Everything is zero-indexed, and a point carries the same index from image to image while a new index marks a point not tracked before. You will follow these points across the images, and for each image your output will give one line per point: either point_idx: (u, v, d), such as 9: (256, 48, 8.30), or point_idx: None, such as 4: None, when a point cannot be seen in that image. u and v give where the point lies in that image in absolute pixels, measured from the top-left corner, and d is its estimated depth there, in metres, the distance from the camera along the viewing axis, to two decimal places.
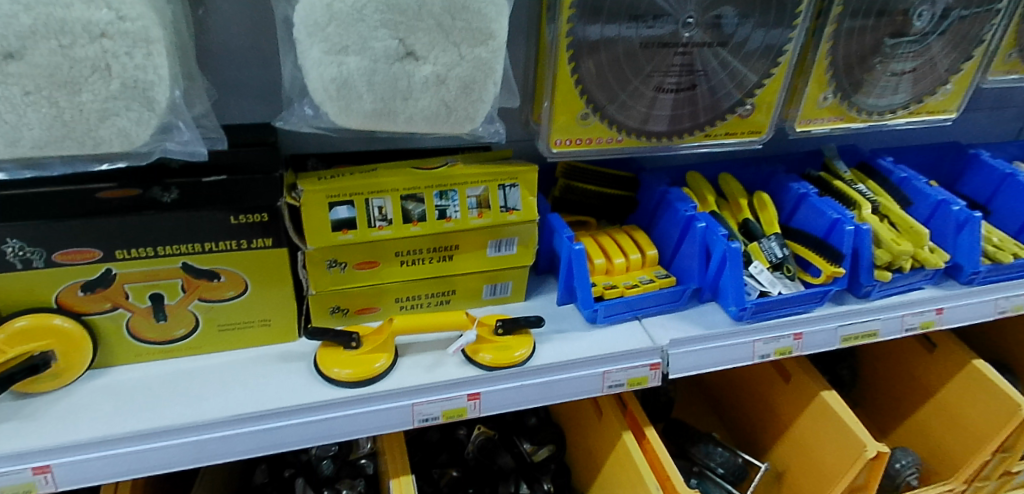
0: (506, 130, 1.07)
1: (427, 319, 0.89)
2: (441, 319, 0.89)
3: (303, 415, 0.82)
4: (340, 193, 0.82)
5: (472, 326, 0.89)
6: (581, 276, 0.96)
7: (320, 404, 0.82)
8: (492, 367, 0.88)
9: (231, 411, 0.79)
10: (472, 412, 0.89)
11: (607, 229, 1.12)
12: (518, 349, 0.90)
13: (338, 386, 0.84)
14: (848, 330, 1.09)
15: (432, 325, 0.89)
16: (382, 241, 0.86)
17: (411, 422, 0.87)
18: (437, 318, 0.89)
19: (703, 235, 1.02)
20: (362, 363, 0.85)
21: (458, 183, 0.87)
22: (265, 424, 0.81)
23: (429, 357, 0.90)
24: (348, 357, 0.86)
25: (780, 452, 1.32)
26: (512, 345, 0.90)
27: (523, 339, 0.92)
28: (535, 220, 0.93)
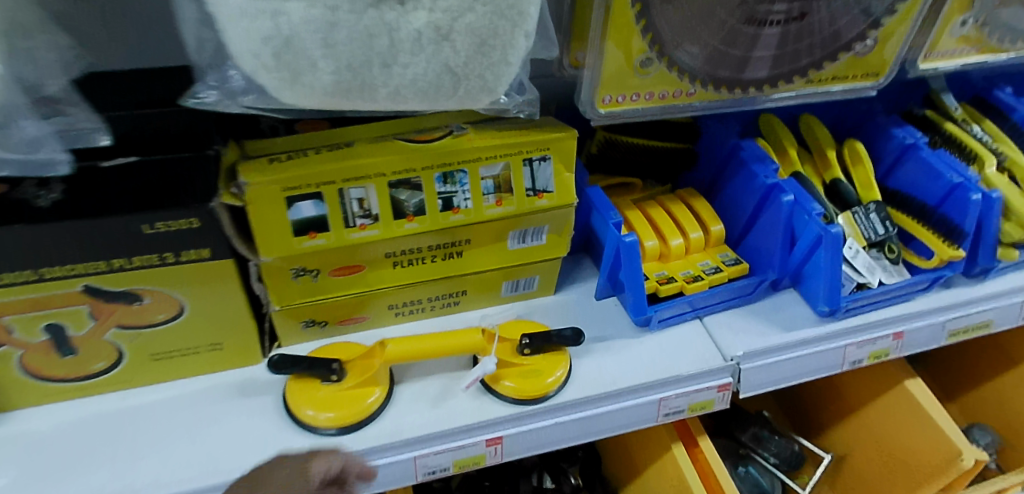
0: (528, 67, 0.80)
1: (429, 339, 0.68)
2: (448, 341, 0.68)
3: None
4: (300, 183, 0.57)
5: (491, 350, 0.69)
6: (633, 273, 0.73)
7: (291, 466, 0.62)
8: (517, 399, 0.68)
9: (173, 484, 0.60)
10: (494, 458, 0.70)
11: (658, 195, 0.88)
12: (553, 372, 0.70)
13: (319, 434, 0.64)
14: (956, 324, 0.88)
15: (435, 348, 0.68)
16: (366, 243, 0.62)
17: (414, 478, 0.68)
18: (442, 341, 0.68)
19: (789, 211, 0.78)
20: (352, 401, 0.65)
21: (468, 161, 0.61)
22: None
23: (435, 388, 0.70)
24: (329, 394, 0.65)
25: (845, 440, 1.15)
26: (543, 368, 0.70)
27: (557, 358, 0.71)
28: (572, 203, 0.68)
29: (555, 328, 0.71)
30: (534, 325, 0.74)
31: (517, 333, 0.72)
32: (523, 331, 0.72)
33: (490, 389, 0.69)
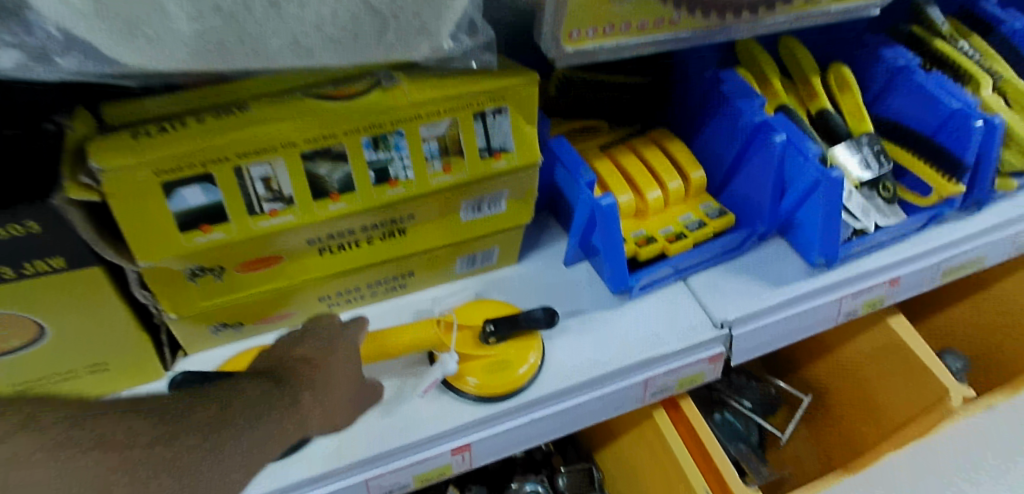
0: None
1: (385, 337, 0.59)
2: (408, 337, 0.59)
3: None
4: (178, 164, 0.41)
5: (452, 344, 0.59)
6: (611, 238, 0.62)
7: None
8: (484, 397, 0.59)
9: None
10: (463, 464, 0.62)
11: (628, 140, 0.76)
12: (526, 360, 0.60)
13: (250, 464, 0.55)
14: (950, 263, 0.81)
15: (393, 347, 0.59)
16: (280, 232, 0.49)
17: None
18: (400, 339, 0.59)
19: (783, 151, 0.67)
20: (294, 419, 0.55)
21: (404, 120, 0.47)
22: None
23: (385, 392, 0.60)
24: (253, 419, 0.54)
25: (821, 381, 1.10)
26: (513, 359, 0.60)
27: (529, 343, 0.61)
28: (536, 163, 0.56)
29: (525, 311, 0.60)
30: (498, 306, 0.63)
31: (479, 319, 0.61)
32: (486, 316, 0.61)
33: (452, 388, 0.60)
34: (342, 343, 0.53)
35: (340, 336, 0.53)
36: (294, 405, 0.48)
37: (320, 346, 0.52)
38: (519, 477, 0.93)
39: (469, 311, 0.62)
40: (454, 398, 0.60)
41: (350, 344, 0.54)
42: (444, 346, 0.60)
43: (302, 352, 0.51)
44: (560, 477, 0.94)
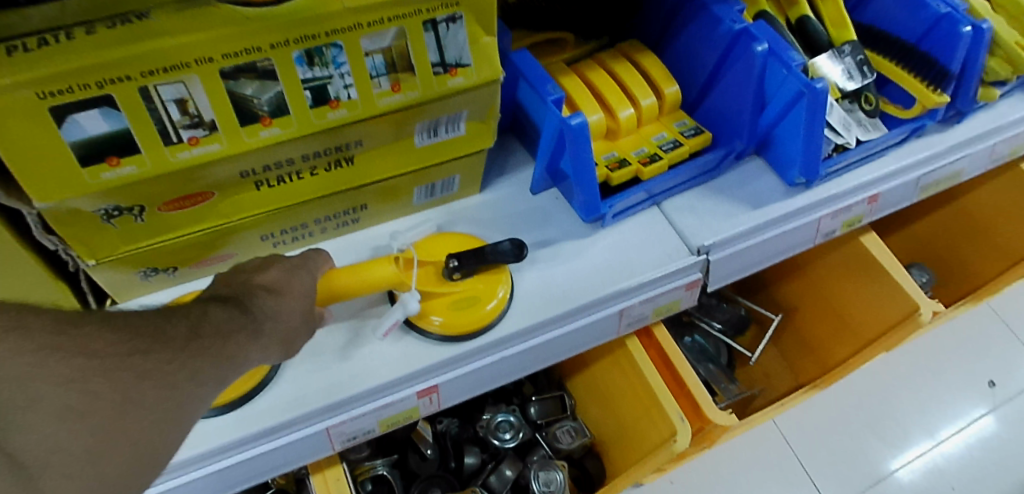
0: None
1: (340, 279, 0.52)
2: (365, 278, 0.52)
3: (165, 480, 0.52)
4: (68, 84, 0.34)
5: (413, 283, 0.54)
6: (583, 162, 0.57)
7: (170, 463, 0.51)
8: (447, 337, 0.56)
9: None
10: (431, 404, 0.60)
11: (596, 55, 0.70)
12: (494, 295, 0.56)
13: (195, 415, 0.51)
14: (928, 178, 0.79)
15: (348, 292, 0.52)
16: (205, 164, 0.42)
17: (335, 445, 0.57)
18: (356, 283, 0.52)
19: (764, 62, 0.62)
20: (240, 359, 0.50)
21: (341, 29, 0.41)
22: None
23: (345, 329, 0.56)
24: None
25: (790, 299, 1.09)
26: (481, 295, 0.56)
27: (496, 276, 0.57)
28: (496, 79, 0.50)
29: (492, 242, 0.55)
30: (462, 239, 0.58)
31: (441, 254, 0.57)
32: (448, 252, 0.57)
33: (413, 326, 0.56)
34: (301, 275, 0.47)
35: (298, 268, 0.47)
36: (256, 330, 0.41)
37: (282, 274, 0.46)
38: (490, 408, 0.91)
39: (429, 245, 0.58)
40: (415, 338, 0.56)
41: (309, 275, 0.48)
42: (405, 284, 0.54)
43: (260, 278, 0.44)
44: (531, 406, 0.92)
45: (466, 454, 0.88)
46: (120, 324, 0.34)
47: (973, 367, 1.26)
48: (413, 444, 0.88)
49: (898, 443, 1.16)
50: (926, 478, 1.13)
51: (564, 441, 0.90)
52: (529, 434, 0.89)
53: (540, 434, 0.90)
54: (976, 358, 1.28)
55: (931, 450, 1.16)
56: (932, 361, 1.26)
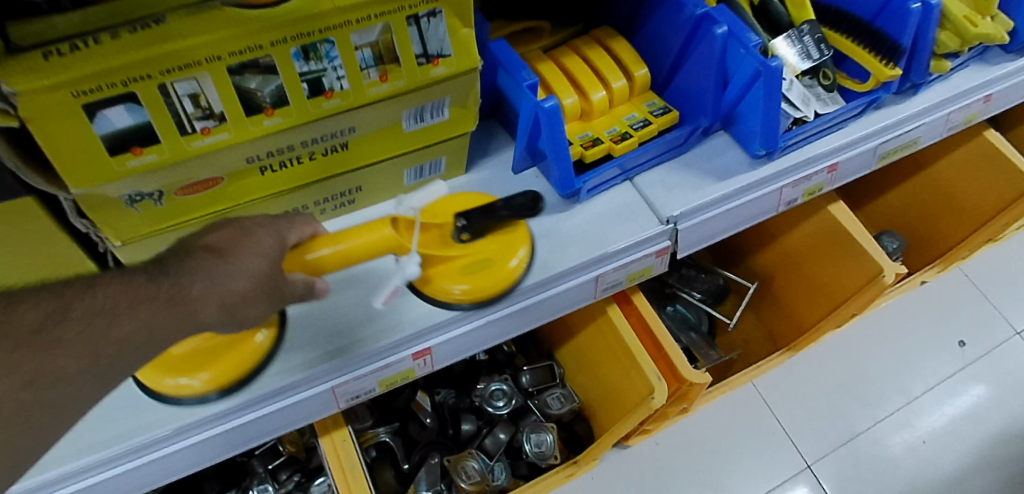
0: None
1: (329, 247, 0.54)
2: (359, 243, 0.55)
3: (189, 436, 0.57)
4: (98, 83, 0.39)
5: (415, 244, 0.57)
6: (557, 141, 0.62)
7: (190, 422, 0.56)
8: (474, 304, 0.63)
9: (83, 452, 0.53)
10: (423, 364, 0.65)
11: (568, 41, 0.75)
12: (515, 254, 0.62)
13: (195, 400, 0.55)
14: (886, 147, 0.84)
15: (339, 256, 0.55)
16: (214, 151, 0.47)
17: (338, 403, 0.63)
18: (350, 246, 0.55)
19: (724, 45, 0.68)
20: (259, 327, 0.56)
21: (335, 27, 0.46)
22: (130, 462, 0.56)
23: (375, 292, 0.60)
24: (194, 349, 0.55)
25: (765, 268, 1.15)
26: (496, 257, 0.62)
27: (520, 237, 0.63)
28: (475, 67, 0.55)
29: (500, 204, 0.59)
30: (468, 199, 0.63)
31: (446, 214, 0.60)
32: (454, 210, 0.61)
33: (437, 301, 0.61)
34: (256, 236, 0.48)
35: (258, 227, 0.49)
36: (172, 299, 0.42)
37: (232, 234, 0.47)
38: (484, 378, 0.96)
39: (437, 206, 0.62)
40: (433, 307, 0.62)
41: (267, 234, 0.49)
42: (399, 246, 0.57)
43: (207, 240, 0.46)
44: (523, 376, 0.98)
45: (463, 422, 0.93)
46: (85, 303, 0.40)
47: (943, 329, 1.33)
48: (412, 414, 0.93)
49: (874, 401, 1.22)
50: (901, 432, 1.20)
51: (554, 406, 0.96)
52: (521, 401, 0.95)
53: (533, 401, 0.96)
54: (946, 321, 1.35)
55: (906, 407, 1.22)
56: (905, 324, 1.33)
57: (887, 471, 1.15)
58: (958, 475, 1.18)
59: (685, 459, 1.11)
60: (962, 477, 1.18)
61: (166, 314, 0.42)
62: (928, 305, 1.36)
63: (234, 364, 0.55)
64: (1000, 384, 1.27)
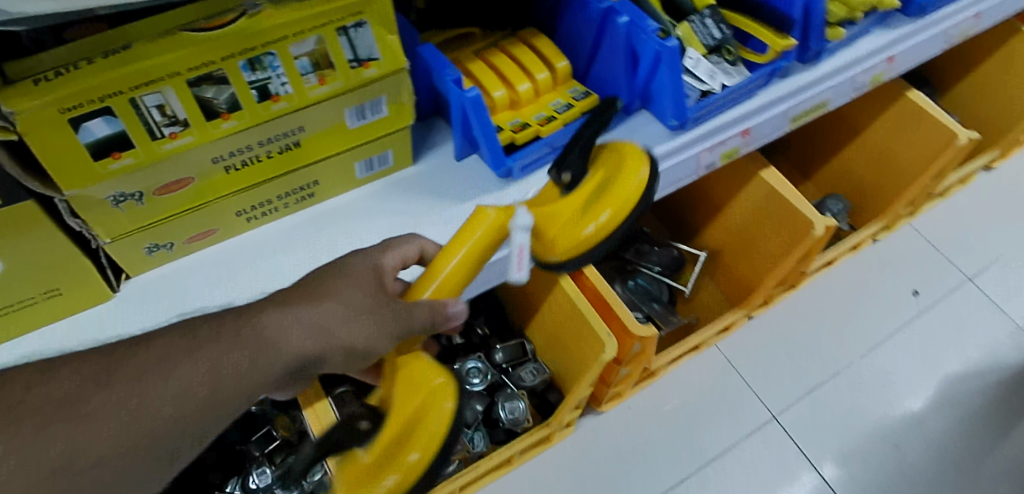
0: None
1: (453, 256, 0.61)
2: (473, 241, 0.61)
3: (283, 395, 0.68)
4: (79, 101, 0.49)
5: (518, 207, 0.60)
6: (485, 126, 0.72)
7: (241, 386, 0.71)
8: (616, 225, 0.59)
9: None
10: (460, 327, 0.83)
11: (498, 41, 0.85)
12: (632, 173, 0.58)
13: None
14: (796, 111, 0.94)
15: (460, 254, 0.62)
16: (182, 153, 0.57)
17: None
18: (466, 250, 0.61)
19: (628, 32, 0.77)
20: (447, 398, 0.59)
21: (274, 40, 0.55)
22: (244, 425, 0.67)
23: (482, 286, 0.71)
24: (383, 450, 0.56)
25: (716, 239, 1.24)
26: (623, 170, 0.58)
27: (632, 156, 0.59)
28: (403, 67, 0.65)
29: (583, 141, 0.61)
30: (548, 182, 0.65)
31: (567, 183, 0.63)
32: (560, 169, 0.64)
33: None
34: (347, 276, 0.60)
35: (349, 264, 0.60)
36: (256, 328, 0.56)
37: (332, 275, 0.60)
38: (460, 358, 1.04)
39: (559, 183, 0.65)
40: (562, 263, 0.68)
41: (362, 266, 0.61)
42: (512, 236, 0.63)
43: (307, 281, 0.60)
44: (497, 353, 1.05)
45: None
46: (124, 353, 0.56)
47: (898, 281, 1.42)
48: None
49: (835, 353, 1.30)
50: (861, 379, 1.27)
51: (528, 379, 1.05)
52: (496, 376, 1.03)
53: (508, 377, 1.05)
54: (900, 273, 1.43)
55: (865, 356, 1.30)
56: (862, 281, 1.41)
57: (851, 416, 1.22)
58: (921, 412, 1.24)
59: (656, 421, 1.19)
60: (925, 414, 1.24)
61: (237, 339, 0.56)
62: (881, 258, 1.45)
63: (424, 440, 0.56)
64: (953, 328, 1.35)
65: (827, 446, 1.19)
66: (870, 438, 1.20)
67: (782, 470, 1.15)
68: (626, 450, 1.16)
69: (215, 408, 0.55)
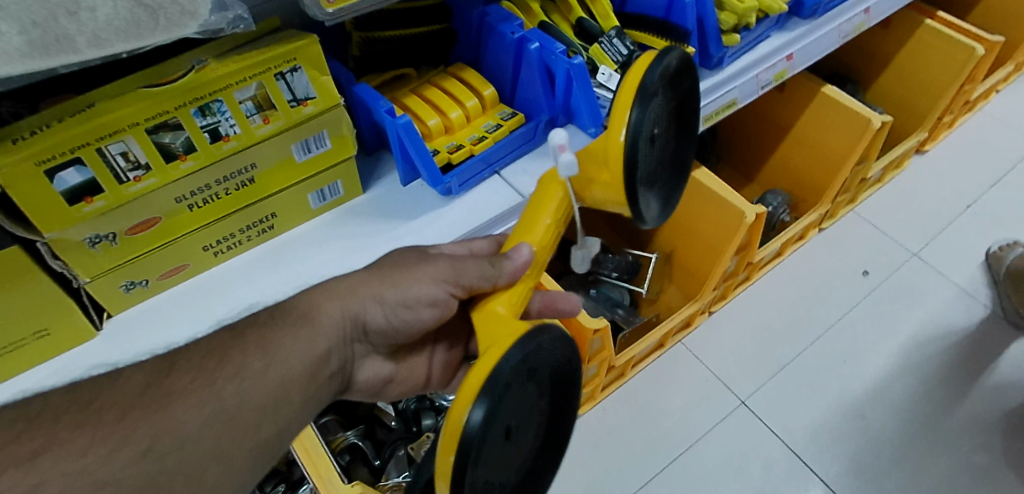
0: None
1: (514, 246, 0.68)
2: (541, 205, 0.70)
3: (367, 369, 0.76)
4: (52, 154, 0.57)
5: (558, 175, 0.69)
6: (420, 150, 0.80)
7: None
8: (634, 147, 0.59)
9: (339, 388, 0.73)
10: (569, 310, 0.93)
11: (430, 77, 0.94)
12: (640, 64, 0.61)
13: (477, 456, 0.49)
14: (708, 111, 1.03)
15: (531, 225, 0.70)
16: (148, 194, 0.65)
17: None
18: (521, 231, 0.69)
19: (540, 56, 0.87)
20: (459, 394, 0.50)
21: (220, 89, 0.64)
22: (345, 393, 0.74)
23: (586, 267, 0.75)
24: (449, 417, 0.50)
25: (668, 242, 1.32)
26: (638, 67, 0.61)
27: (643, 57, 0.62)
28: (339, 103, 0.74)
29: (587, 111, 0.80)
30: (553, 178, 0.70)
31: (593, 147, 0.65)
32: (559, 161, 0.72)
33: (666, 185, 0.68)
34: (382, 262, 0.70)
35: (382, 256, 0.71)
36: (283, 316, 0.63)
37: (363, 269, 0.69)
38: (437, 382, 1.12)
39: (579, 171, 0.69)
40: (659, 203, 0.68)
41: (389, 259, 0.70)
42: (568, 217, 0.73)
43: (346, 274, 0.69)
44: None
45: (423, 418, 1.08)
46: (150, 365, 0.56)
47: (848, 262, 1.49)
48: (379, 421, 1.08)
49: (794, 336, 1.37)
50: (822, 357, 1.34)
51: None
52: None
53: None
54: (851, 255, 1.51)
55: (823, 336, 1.37)
56: (815, 265, 1.49)
57: (814, 393, 1.29)
58: (880, 381, 1.31)
59: (630, 420, 1.26)
60: (886, 383, 1.30)
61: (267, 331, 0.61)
62: (829, 242, 1.53)
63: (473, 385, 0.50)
64: (904, 300, 1.43)
65: (796, 423, 1.25)
66: (836, 411, 1.27)
67: (754, 451, 1.22)
68: (603, 447, 1.23)
69: (274, 390, 0.58)
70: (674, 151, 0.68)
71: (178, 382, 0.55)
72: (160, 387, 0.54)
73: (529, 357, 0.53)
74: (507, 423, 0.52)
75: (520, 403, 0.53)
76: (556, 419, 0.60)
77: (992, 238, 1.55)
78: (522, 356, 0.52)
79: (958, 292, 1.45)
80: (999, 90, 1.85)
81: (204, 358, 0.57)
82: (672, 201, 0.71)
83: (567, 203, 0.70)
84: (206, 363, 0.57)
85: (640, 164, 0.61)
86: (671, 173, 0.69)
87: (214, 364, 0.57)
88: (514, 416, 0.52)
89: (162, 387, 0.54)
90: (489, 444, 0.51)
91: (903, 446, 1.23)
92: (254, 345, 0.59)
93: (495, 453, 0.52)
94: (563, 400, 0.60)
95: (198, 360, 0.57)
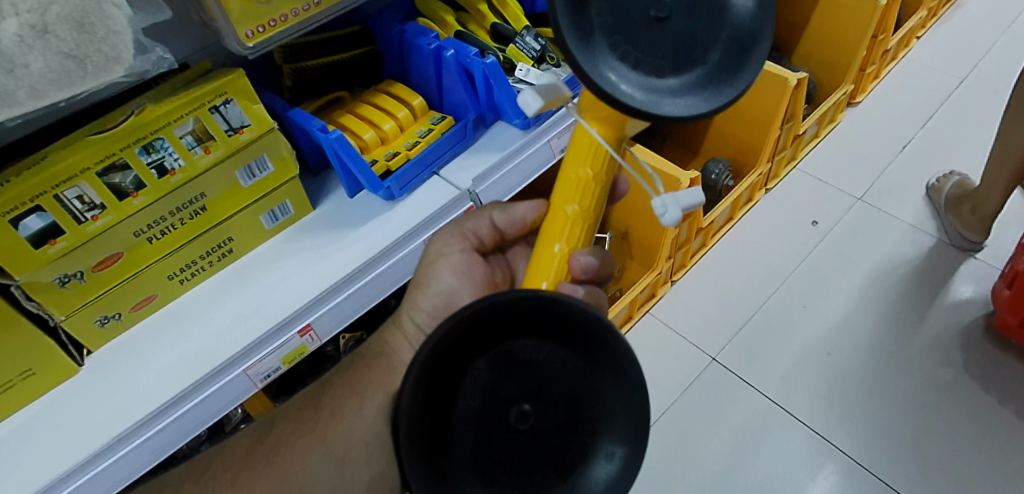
0: (173, 47, 0.86)
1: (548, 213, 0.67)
2: (576, 156, 0.63)
3: None
4: (12, 205, 0.63)
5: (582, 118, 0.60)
6: (354, 160, 0.87)
7: (249, 372, 0.81)
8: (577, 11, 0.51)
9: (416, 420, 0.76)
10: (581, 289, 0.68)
11: (363, 96, 1.01)
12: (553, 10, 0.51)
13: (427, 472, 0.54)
14: None
15: (569, 179, 0.64)
16: (107, 230, 0.72)
17: (254, 385, 0.82)
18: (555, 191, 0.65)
19: (457, 61, 0.94)
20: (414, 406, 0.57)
21: (160, 128, 0.71)
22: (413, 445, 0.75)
23: (670, 216, 0.53)
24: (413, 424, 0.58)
25: (622, 221, 1.39)
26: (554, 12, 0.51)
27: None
28: (274, 127, 0.80)
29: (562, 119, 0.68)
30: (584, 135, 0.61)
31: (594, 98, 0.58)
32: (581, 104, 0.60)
33: (689, 66, 0.52)
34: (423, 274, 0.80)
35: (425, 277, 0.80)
36: (362, 360, 0.78)
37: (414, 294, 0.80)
38: None
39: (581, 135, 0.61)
40: (672, 91, 0.52)
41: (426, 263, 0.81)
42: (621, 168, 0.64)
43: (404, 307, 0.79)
44: None
45: None
46: (261, 430, 0.72)
47: (799, 215, 1.56)
48: None
49: (757, 292, 1.43)
50: (785, 306, 1.40)
51: None
52: None
53: None
54: (803, 209, 1.58)
55: (782, 287, 1.44)
56: (767, 224, 1.56)
57: (781, 342, 1.35)
58: (843, 321, 1.37)
59: None
60: (847, 321, 1.37)
61: (350, 373, 0.76)
62: (778, 201, 1.60)
63: None
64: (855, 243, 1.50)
65: (768, 374, 1.31)
66: (802, 354, 1.33)
67: (732, 404, 1.28)
68: None
69: (369, 425, 0.71)
70: (695, 12, 0.51)
71: (281, 436, 0.71)
72: (267, 442, 0.71)
73: (479, 348, 0.55)
74: (483, 411, 0.55)
75: (491, 394, 0.55)
76: (596, 404, 0.56)
77: (932, 173, 1.62)
78: (462, 351, 0.54)
79: (905, 227, 1.52)
80: (919, 37, 1.94)
81: (303, 408, 0.73)
82: (715, 93, 0.52)
83: (606, 152, 0.61)
84: (305, 412, 0.73)
85: (593, 29, 0.51)
86: (695, 48, 0.52)
87: (310, 411, 0.73)
88: (493, 404, 0.55)
89: (271, 438, 0.71)
90: (467, 435, 0.55)
91: (871, 376, 1.29)
92: (342, 387, 0.74)
93: (488, 445, 0.55)
94: (588, 381, 0.56)
95: (297, 412, 0.73)
